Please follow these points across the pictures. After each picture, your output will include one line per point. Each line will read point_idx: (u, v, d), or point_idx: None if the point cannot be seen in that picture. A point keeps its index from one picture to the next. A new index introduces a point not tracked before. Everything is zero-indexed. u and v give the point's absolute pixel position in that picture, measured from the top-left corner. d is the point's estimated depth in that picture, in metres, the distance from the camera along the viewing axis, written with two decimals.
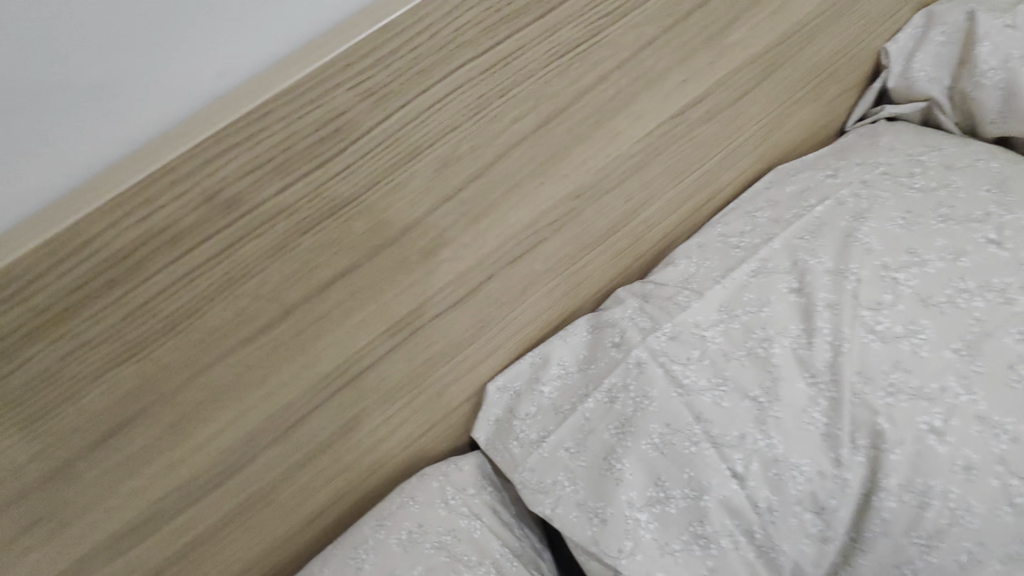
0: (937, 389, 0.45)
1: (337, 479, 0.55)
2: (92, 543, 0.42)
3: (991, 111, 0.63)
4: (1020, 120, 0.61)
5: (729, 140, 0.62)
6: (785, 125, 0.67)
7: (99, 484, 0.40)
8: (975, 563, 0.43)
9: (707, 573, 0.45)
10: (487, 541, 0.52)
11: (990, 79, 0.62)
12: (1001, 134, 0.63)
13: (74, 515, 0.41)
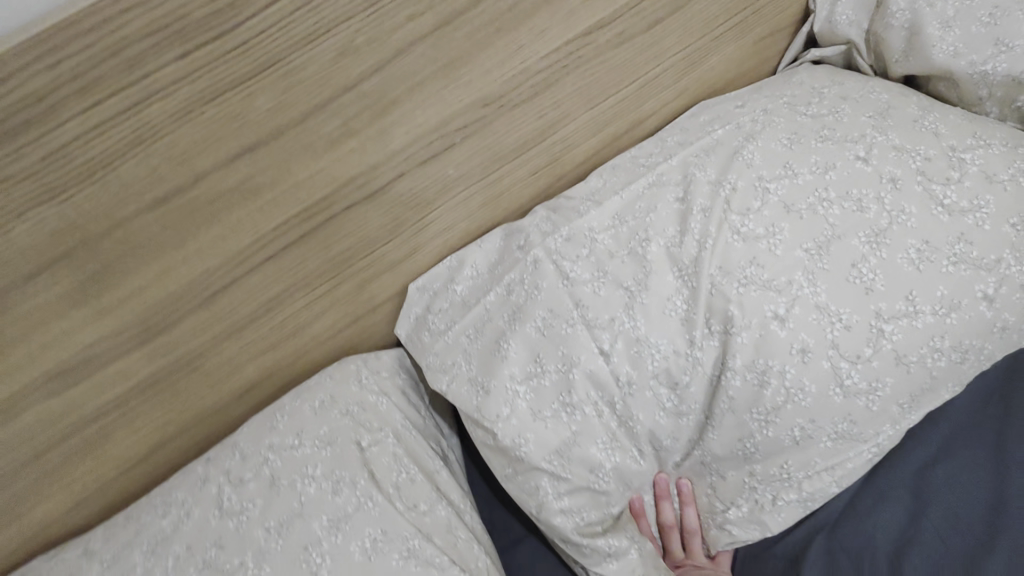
0: (785, 282, 0.48)
1: (266, 359, 0.61)
2: (29, 375, 0.49)
3: (897, 51, 0.65)
4: (919, 60, 0.63)
5: (644, 68, 0.65)
6: (710, 60, 0.70)
7: (31, 319, 0.47)
8: (808, 438, 0.48)
9: (572, 436, 0.50)
10: (391, 414, 0.59)
11: (898, 20, 0.64)
12: (906, 73, 0.65)
13: (9, 346, 0.47)
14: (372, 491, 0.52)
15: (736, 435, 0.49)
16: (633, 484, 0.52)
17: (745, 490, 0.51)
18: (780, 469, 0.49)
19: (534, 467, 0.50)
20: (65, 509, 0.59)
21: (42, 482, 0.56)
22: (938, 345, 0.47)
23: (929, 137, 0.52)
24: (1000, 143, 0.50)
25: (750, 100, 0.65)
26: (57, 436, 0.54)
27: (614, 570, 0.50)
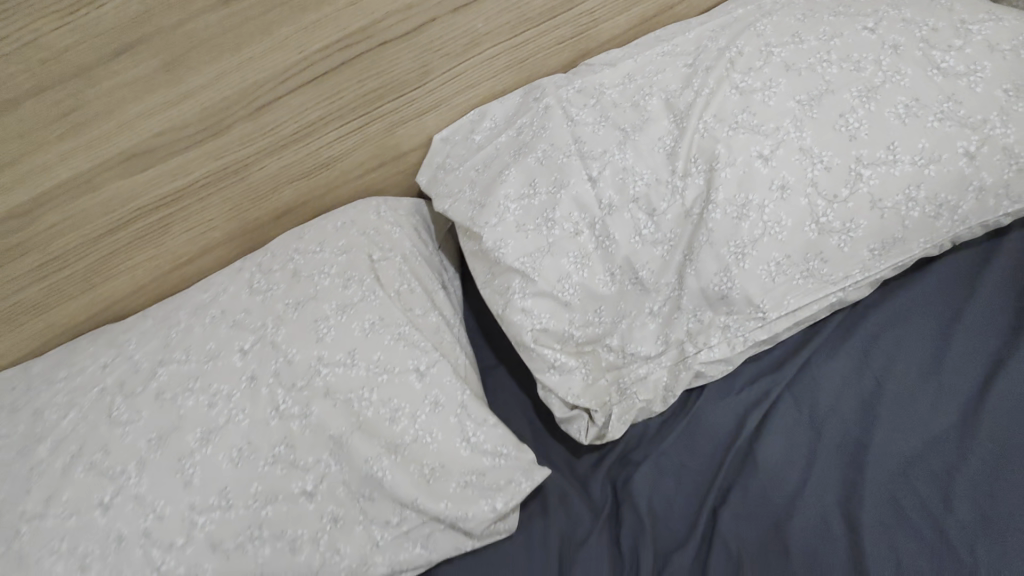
0: (773, 128, 0.52)
1: (303, 185, 0.70)
2: (110, 150, 0.60)
3: None
4: None
5: None
6: None
7: (116, 96, 0.58)
8: (780, 275, 0.51)
9: (547, 245, 0.55)
10: (401, 241, 0.66)
11: None
12: None
13: (96, 117, 0.58)
14: (376, 288, 0.59)
15: (708, 269, 0.52)
16: (599, 306, 0.54)
17: (720, 330, 0.53)
18: (754, 306, 0.52)
19: (509, 267, 0.55)
20: (127, 291, 0.70)
21: (108, 260, 0.67)
22: (914, 194, 0.49)
23: (942, 11, 0.54)
24: (1014, 17, 0.52)
25: None
26: (124, 217, 0.65)
27: (554, 381, 0.54)
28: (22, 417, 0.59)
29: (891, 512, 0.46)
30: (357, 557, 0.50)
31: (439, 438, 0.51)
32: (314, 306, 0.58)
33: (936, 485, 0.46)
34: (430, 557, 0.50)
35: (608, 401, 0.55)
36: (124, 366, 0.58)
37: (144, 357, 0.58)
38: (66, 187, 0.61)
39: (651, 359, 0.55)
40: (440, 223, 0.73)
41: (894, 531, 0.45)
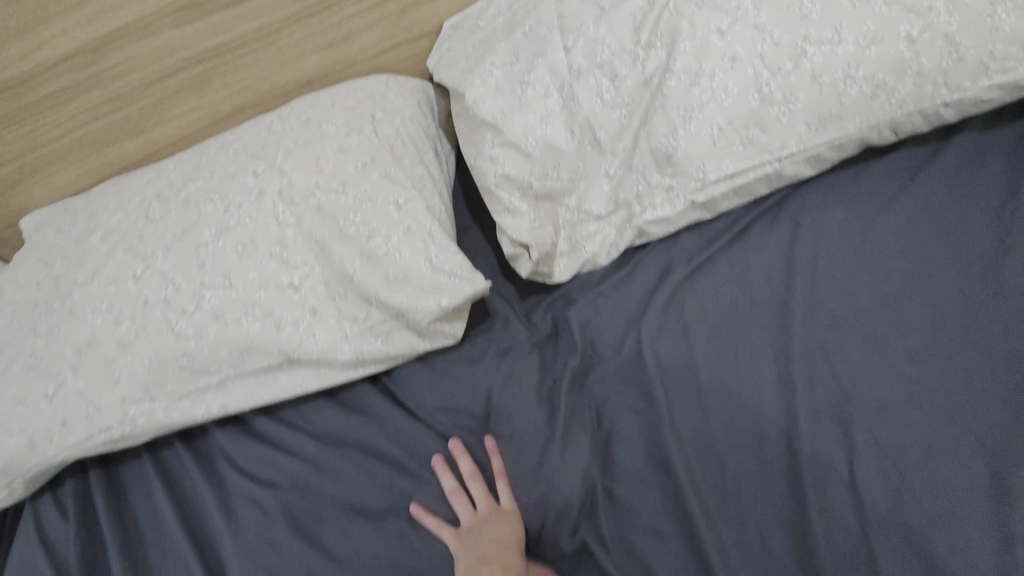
0: (734, 6, 0.56)
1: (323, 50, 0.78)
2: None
3: None
4: None
5: None
6: None
7: None
8: (723, 141, 0.57)
9: (518, 104, 0.61)
10: (402, 108, 0.74)
11: None
12: None
13: None
14: (373, 137, 0.68)
15: (658, 134, 0.58)
16: (557, 161, 0.60)
17: (665, 191, 0.60)
18: (696, 169, 0.58)
19: (483, 122, 0.62)
20: (172, 138, 0.82)
21: (157, 105, 0.78)
22: (853, 73, 0.54)
23: None
24: None
25: None
26: (172, 66, 0.76)
27: (507, 223, 0.60)
28: (82, 216, 0.72)
29: (784, 336, 0.52)
30: (327, 343, 0.60)
31: (406, 255, 0.60)
32: (318, 146, 0.67)
33: (828, 326, 0.52)
34: (388, 352, 0.60)
35: (558, 253, 0.62)
36: (162, 181, 0.70)
37: (178, 176, 0.69)
38: (128, 29, 0.72)
39: (601, 219, 0.61)
40: (442, 106, 0.81)
41: (781, 356, 0.52)
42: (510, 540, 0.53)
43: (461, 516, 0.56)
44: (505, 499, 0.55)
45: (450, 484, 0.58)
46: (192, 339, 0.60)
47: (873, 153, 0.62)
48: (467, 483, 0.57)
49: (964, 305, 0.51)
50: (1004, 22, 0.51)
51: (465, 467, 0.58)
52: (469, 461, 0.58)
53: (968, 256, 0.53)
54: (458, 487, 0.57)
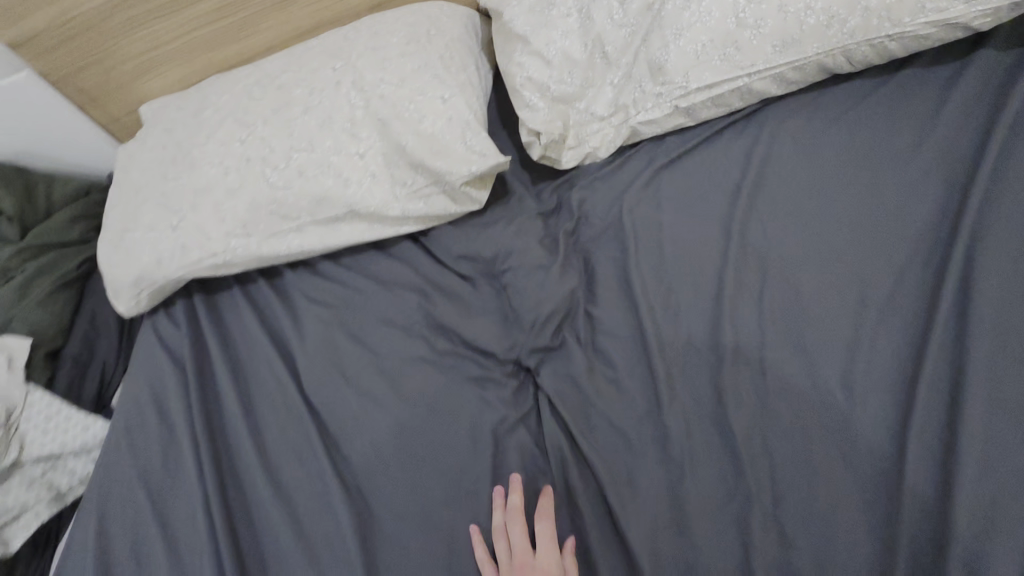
0: None
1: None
2: None
3: None
4: None
5: None
6: None
7: None
8: (704, 57, 0.71)
9: (545, 21, 0.76)
10: (452, 28, 0.90)
11: None
12: None
13: None
14: (427, 47, 0.85)
15: (654, 49, 0.72)
16: (572, 68, 0.75)
17: (656, 97, 0.74)
18: (681, 79, 0.72)
19: (515, 35, 0.78)
20: (262, 45, 1.01)
21: (254, 17, 0.97)
22: (812, 4, 0.67)
23: None
24: None
25: None
26: None
27: (527, 116, 0.75)
28: (196, 98, 0.91)
29: (749, 212, 0.66)
30: (382, 201, 0.78)
31: (447, 136, 0.77)
32: (383, 52, 0.84)
33: (787, 207, 0.65)
34: (428, 211, 0.78)
35: (566, 145, 0.77)
36: (259, 73, 0.89)
37: (273, 70, 0.88)
38: None
39: (604, 120, 0.76)
40: (484, 30, 0.96)
41: (745, 226, 0.65)
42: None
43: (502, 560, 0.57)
44: (546, 559, 0.55)
45: (495, 522, 0.59)
46: (282, 191, 0.80)
47: (834, 79, 0.75)
48: (509, 523, 0.58)
49: (901, 193, 0.63)
50: None
51: (510, 504, 0.58)
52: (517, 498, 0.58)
53: (895, 154, 0.66)
54: (502, 527, 0.58)
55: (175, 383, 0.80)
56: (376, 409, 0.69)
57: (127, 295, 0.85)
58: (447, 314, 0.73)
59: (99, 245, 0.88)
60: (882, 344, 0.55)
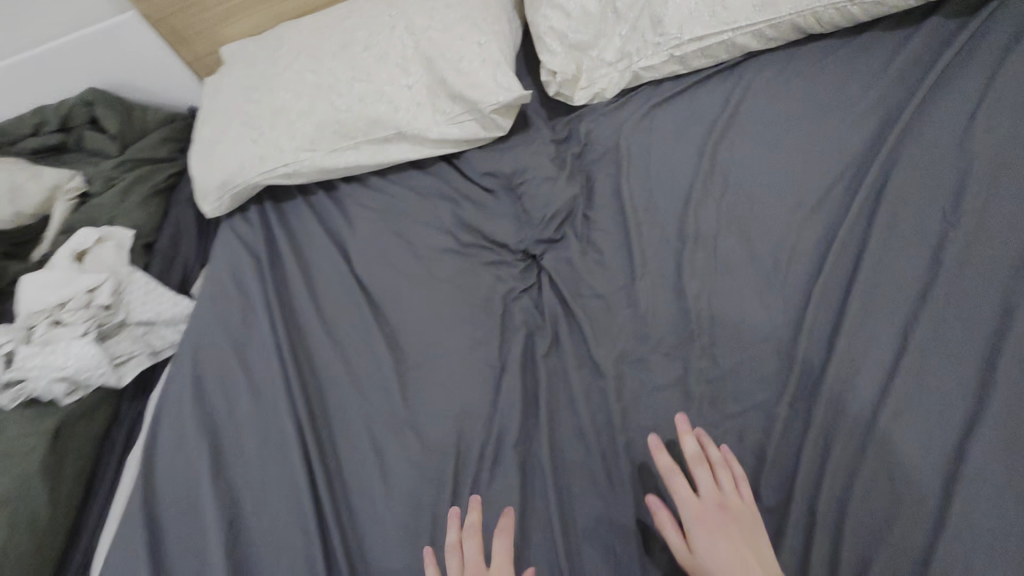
0: None
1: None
2: None
3: None
4: None
5: None
6: None
7: None
8: (696, 14, 0.86)
9: None
10: None
11: None
12: None
13: None
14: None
15: (655, 5, 0.88)
16: (588, 20, 0.90)
17: (657, 47, 0.89)
18: (677, 31, 0.87)
19: None
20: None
21: None
22: None
23: None
24: None
25: None
26: None
27: (547, 58, 0.91)
28: (274, 38, 1.09)
29: (722, 136, 0.81)
30: (425, 125, 0.95)
31: (482, 74, 0.93)
32: (432, 3, 1.00)
33: (753, 132, 0.80)
34: (462, 136, 0.95)
35: (578, 85, 0.92)
36: (328, 18, 1.06)
37: (339, 16, 1.05)
38: None
39: (611, 65, 0.92)
40: None
41: (718, 146, 0.80)
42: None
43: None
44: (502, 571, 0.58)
45: (449, 539, 0.61)
46: (344, 114, 0.97)
47: (809, 38, 0.89)
48: (465, 539, 0.61)
49: (846, 125, 0.77)
50: None
51: (467, 522, 0.62)
52: (475, 516, 0.61)
53: (845, 98, 0.80)
54: (455, 544, 0.61)
55: (250, 266, 0.99)
56: (412, 285, 0.87)
57: (212, 197, 1.04)
58: (471, 216, 0.90)
59: (191, 155, 1.07)
60: (807, 234, 0.69)
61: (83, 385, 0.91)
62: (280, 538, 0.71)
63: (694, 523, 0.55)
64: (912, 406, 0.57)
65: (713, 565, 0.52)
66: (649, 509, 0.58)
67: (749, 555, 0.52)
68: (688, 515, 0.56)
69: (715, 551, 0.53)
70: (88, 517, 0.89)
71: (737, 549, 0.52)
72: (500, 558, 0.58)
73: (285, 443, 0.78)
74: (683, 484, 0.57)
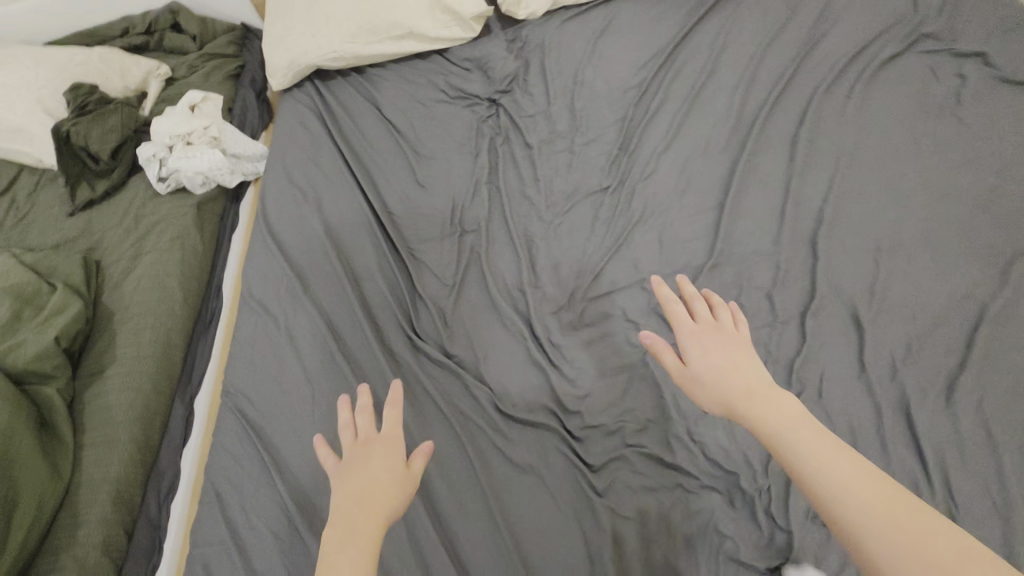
0: None
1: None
2: None
3: None
4: None
5: None
6: None
7: None
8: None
9: None
10: None
11: None
12: None
13: None
14: None
15: None
16: None
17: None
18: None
19: None
20: None
21: None
22: None
23: None
24: None
25: None
26: None
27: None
28: None
29: (602, 34, 1.41)
30: (426, 28, 1.52)
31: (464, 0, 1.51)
32: None
33: (620, 32, 1.40)
34: (449, 36, 1.53)
35: (520, 7, 1.49)
36: None
37: None
38: None
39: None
40: None
41: (598, 39, 1.40)
42: (388, 461, 0.68)
43: (346, 445, 0.71)
44: (394, 435, 0.71)
45: (343, 422, 0.73)
46: (375, 22, 1.51)
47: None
48: (357, 416, 0.73)
49: (669, 27, 1.38)
50: None
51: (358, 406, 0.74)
52: (365, 400, 0.74)
53: (670, 12, 1.41)
54: (349, 421, 0.72)
55: (311, 111, 1.53)
56: (421, 118, 1.45)
57: (281, 73, 1.56)
58: (455, 81, 1.49)
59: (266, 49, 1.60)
60: (639, 78, 1.31)
61: (213, 182, 1.47)
62: (351, 235, 1.26)
63: (688, 344, 0.76)
64: (669, 141, 1.19)
65: (705, 369, 0.72)
66: (649, 342, 0.77)
67: (730, 363, 0.72)
68: (686, 340, 0.76)
69: (705, 358, 0.73)
70: (219, 261, 1.44)
71: (719, 356, 0.73)
72: (389, 425, 0.72)
73: (349, 196, 1.33)
74: (683, 320, 0.78)
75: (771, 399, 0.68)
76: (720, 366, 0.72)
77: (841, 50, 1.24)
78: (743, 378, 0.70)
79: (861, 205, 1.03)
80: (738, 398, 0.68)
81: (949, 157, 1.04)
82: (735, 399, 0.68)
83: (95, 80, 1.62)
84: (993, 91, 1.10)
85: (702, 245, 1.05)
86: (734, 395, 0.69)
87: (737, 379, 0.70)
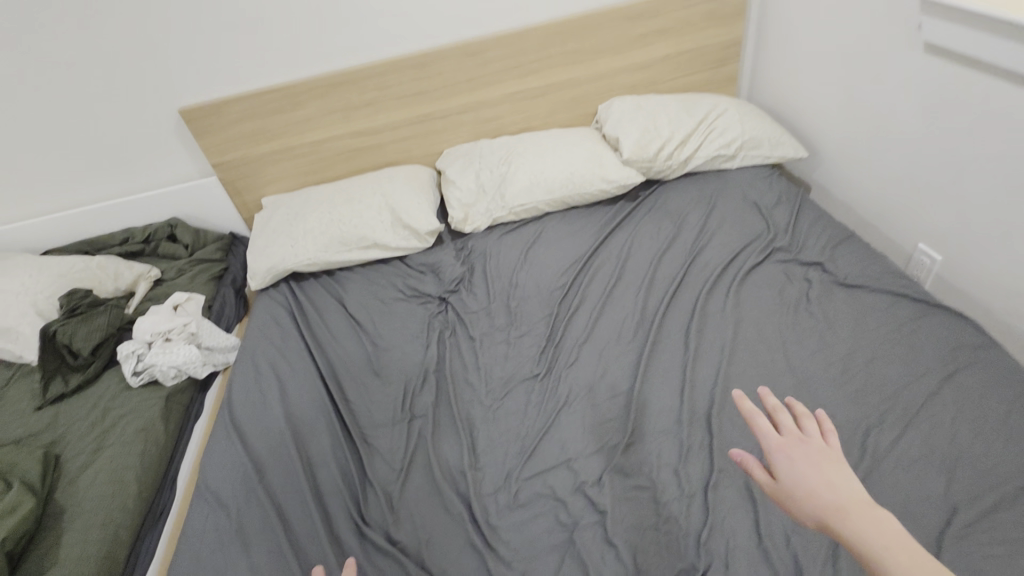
0: (530, 160, 1.84)
1: (397, 132, 2.05)
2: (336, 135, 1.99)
3: (607, 125, 1.92)
4: (612, 127, 1.88)
5: (529, 116, 2.15)
6: (548, 119, 2.18)
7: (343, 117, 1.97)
8: (521, 193, 1.79)
9: (465, 181, 1.86)
10: (425, 177, 1.99)
11: (607, 119, 1.95)
12: (610, 132, 1.89)
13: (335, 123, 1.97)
14: (416, 184, 1.93)
15: (501, 189, 1.81)
16: (475, 199, 1.83)
17: (502, 207, 1.80)
18: (516, 201, 1.78)
19: (452, 185, 1.88)
20: (320, 177, 2.08)
21: (320, 164, 2.04)
22: (559, 179, 1.79)
23: (585, 145, 1.86)
24: (605, 151, 1.84)
25: (550, 133, 1.95)
26: (330, 154, 2.03)
27: (456, 212, 1.81)
28: (301, 198, 1.94)
29: (533, 245, 1.73)
30: (388, 239, 1.81)
31: (421, 216, 1.83)
32: (393, 184, 1.92)
33: (546, 244, 1.73)
34: (407, 246, 1.82)
35: (467, 222, 1.81)
36: (336, 189, 1.95)
37: (343, 188, 1.95)
38: (320, 141, 1.99)
39: (483, 213, 1.81)
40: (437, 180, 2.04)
41: (528, 249, 1.72)
42: None
43: None
44: None
45: None
46: (346, 236, 1.81)
47: (572, 208, 1.85)
48: None
49: (585, 239, 1.72)
50: (604, 176, 1.78)
51: None
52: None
53: (585, 228, 1.77)
54: None
55: (284, 309, 1.74)
56: (381, 314, 1.67)
57: (260, 276, 1.78)
58: (413, 283, 1.75)
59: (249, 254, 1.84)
60: (562, 281, 1.60)
61: (184, 373, 1.59)
62: (310, 422, 1.37)
63: (776, 456, 0.66)
64: (587, 334, 1.43)
65: (799, 483, 0.63)
66: (735, 456, 0.67)
67: (831, 478, 0.63)
68: (772, 450, 0.67)
69: (797, 471, 0.64)
70: (178, 451, 1.50)
71: (815, 471, 0.63)
72: None
73: (311, 384, 1.47)
74: (767, 427, 0.69)
75: (878, 525, 0.58)
76: (819, 482, 0.62)
77: (718, 260, 1.56)
78: (843, 497, 0.61)
79: (745, 387, 1.24)
80: (843, 521, 0.59)
81: (808, 346, 1.29)
82: (839, 524, 0.59)
83: (90, 283, 1.82)
84: (833, 292, 1.41)
85: (618, 426, 1.21)
86: (837, 519, 0.59)
87: (839, 497, 0.61)
